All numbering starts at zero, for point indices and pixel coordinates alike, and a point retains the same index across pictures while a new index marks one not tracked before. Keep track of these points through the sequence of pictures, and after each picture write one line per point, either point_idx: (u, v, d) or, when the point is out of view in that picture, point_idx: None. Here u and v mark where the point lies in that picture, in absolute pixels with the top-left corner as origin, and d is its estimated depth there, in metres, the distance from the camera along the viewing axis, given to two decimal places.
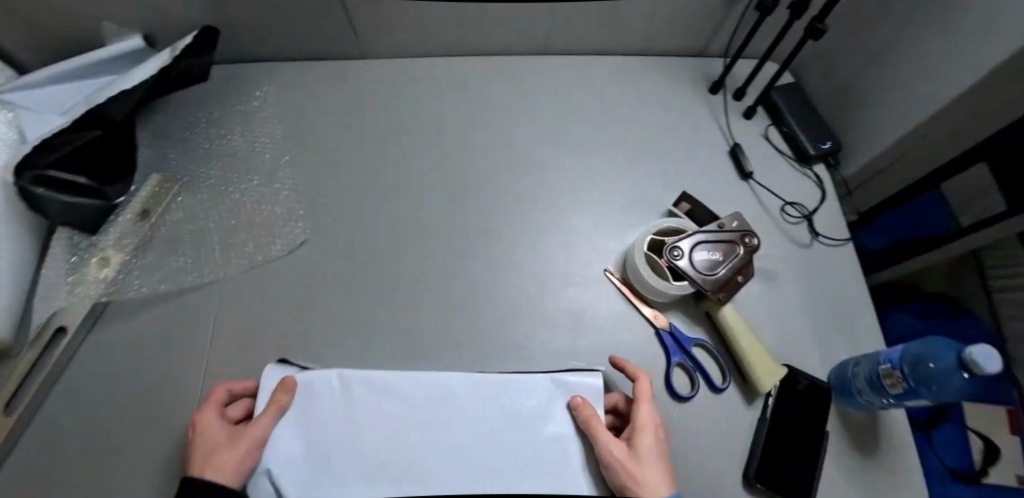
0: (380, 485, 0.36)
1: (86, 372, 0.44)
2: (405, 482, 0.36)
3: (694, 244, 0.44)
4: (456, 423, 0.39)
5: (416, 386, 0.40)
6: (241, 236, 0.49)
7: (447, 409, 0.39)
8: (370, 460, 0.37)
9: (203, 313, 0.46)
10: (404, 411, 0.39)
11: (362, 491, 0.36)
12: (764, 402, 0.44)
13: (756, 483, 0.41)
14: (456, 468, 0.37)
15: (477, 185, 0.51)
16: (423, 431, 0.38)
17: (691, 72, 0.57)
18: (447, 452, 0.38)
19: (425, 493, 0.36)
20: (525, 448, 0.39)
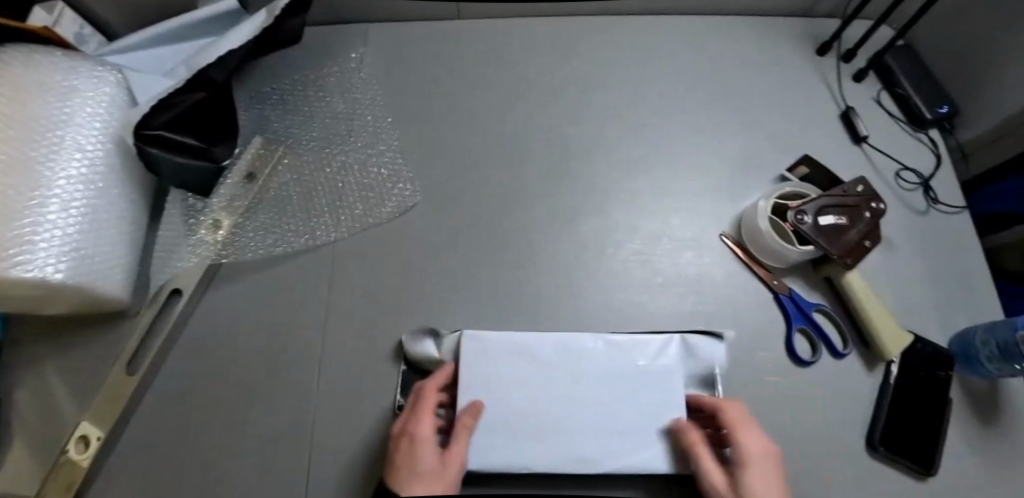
0: (527, 439, 0.37)
1: (213, 328, 0.46)
2: (549, 436, 0.37)
3: (820, 208, 0.44)
4: (591, 384, 0.39)
5: (547, 347, 0.40)
6: (349, 198, 0.49)
7: (583, 370, 0.39)
8: (512, 416, 0.37)
9: (319, 274, 0.46)
10: (539, 373, 0.39)
11: (511, 446, 0.36)
12: (886, 369, 0.43)
13: (881, 446, 0.40)
14: (597, 425, 0.37)
15: (585, 148, 0.50)
16: (558, 389, 0.39)
17: (798, 32, 0.55)
18: (582, 409, 0.38)
19: (570, 444, 0.37)
20: (658, 405, 0.39)
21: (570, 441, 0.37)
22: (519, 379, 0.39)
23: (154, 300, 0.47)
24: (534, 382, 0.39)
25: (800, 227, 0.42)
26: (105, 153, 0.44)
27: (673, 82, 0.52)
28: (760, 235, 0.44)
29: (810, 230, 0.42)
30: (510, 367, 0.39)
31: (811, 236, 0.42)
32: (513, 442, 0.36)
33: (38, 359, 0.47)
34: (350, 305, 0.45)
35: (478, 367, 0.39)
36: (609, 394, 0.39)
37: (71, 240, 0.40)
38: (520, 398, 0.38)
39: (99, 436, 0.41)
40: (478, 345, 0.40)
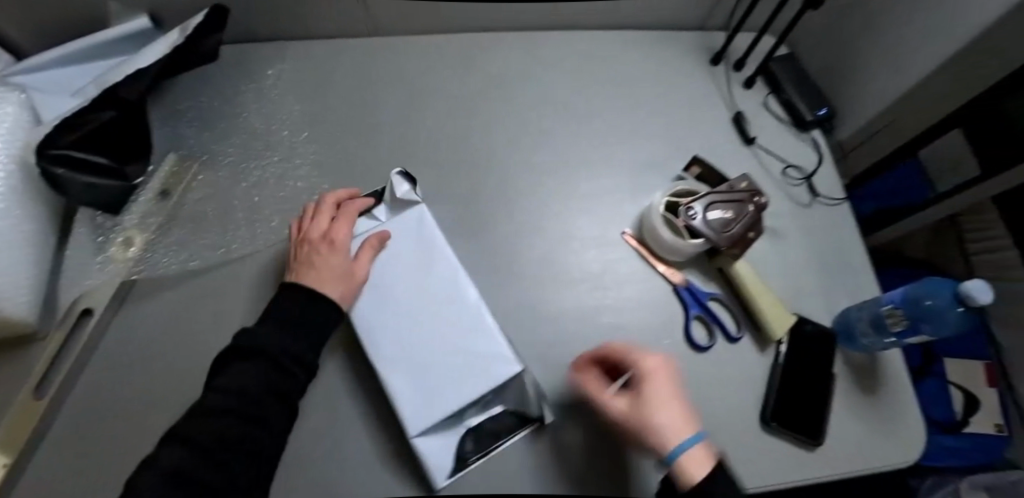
0: (390, 331, 0.40)
1: (124, 348, 0.45)
2: (409, 343, 0.40)
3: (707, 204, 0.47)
4: (464, 315, 0.41)
5: (451, 272, 0.43)
6: (268, 210, 0.50)
7: (466, 293, 0.42)
8: (390, 313, 0.41)
9: (235, 287, 0.47)
10: (430, 289, 0.42)
11: (375, 329, 0.41)
12: (776, 349, 0.47)
13: (772, 420, 0.43)
14: (405, 356, 0.39)
15: (497, 156, 0.52)
16: (441, 305, 0.42)
17: (693, 45, 0.60)
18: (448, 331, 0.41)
19: (421, 352, 0.40)
20: (468, 375, 0.38)
21: (417, 357, 0.39)
22: (389, 289, 0.42)
23: (66, 322, 0.46)
24: (396, 299, 0.42)
25: (690, 223, 0.46)
26: (7, 173, 0.43)
27: (579, 93, 0.56)
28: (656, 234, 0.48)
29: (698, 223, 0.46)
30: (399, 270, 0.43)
31: (700, 230, 0.46)
32: (379, 331, 0.40)
33: None
34: (266, 316, 0.46)
35: (397, 233, 0.45)
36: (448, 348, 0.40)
37: None
38: (409, 300, 0.42)
39: (2, 464, 0.39)
40: (413, 229, 0.45)
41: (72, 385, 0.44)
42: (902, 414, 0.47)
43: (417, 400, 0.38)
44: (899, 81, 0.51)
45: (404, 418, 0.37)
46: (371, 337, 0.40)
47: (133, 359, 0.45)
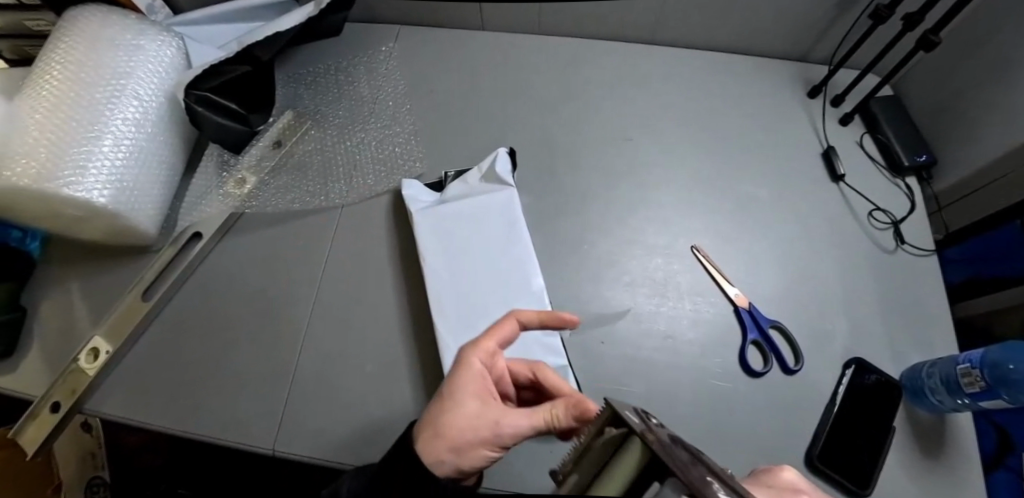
0: (455, 292, 0.44)
1: (222, 271, 0.51)
2: (473, 307, 0.43)
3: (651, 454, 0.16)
4: (525, 293, 0.44)
5: (520, 254, 0.46)
6: (363, 168, 0.54)
7: (531, 274, 0.45)
8: (459, 276, 0.45)
9: (323, 233, 0.51)
10: (499, 262, 0.45)
11: (443, 284, 0.44)
12: (835, 390, 0.45)
13: (819, 462, 0.42)
14: (459, 310, 0.43)
15: (579, 153, 0.54)
16: (507, 280, 0.44)
17: (792, 75, 0.60)
18: (508, 305, 0.44)
19: (481, 317, 0.43)
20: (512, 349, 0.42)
21: (476, 320, 0.43)
22: (461, 251, 0.46)
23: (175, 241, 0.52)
24: (465, 260, 0.45)
25: None
26: (160, 104, 0.51)
27: (666, 106, 0.57)
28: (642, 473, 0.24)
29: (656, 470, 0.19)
30: (475, 235, 0.47)
31: None
32: (445, 289, 0.44)
33: (68, 279, 0.55)
34: (345, 264, 0.50)
35: (486, 205, 0.48)
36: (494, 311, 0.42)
37: (118, 172, 0.46)
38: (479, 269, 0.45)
39: (107, 351, 0.48)
40: (495, 207, 0.48)
41: (175, 294, 0.51)
42: (966, 486, 0.44)
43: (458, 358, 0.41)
44: (1016, 136, 0.48)
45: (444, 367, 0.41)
46: (431, 287, 0.44)
47: (229, 282, 0.51)
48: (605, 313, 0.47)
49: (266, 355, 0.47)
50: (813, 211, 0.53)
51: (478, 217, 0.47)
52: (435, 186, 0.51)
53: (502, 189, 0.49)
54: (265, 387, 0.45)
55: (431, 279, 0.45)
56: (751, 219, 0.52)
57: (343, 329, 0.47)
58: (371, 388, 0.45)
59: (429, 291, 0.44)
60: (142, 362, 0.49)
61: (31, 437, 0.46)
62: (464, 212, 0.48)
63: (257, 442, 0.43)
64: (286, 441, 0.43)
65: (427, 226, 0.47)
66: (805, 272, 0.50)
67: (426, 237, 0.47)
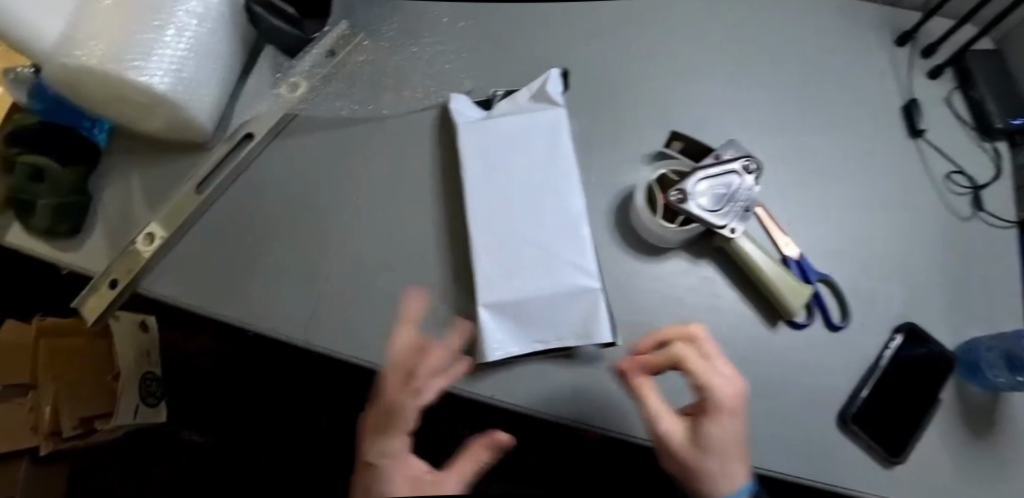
0: (497, 207, 0.43)
1: (270, 173, 0.53)
2: (511, 225, 0.42)
3: (703, 177, 0.43)
4: (569, 219, 0.42)
5: (568, 180, 0.44)
6: (413, 82, 0.53)
7: (575, 200, 0.43)
8: (501, 193, 0.44)
9: (366, 144, 0.52)
10: (546, 185, 0.44)
11: (485, 200, 0.43)
12: (879, 354, 0.43)
13: (851, 422, 0.41)
14: (499, 225, 0.42)
15: (636, 82, 0.51)
16: (550, 203, 0.43)
17: (881, 20, 0.54)
18: (550, 227, 0.42)
19: (521, 235, 0.42)
20: (546, 270, 0.41)
21: (515, 238, 0.42)
22: (507, 168, 0.45)
23: (228, 141, 0.54)
24: (509, 176, 0.44)
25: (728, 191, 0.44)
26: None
27: (735, 42, 0.53)
28: (655, 234, 0.44)
29: (735, 202, 0.43)
30: (522, 152, 0.45)
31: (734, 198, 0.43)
32: (487, 204, 0.43)
33: (128, 169, 0.57)
34: (387, 175, 0.50)
35: (536, 124, 0.46)
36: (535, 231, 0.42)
37: (178, 62, 0.47)
38: (523, 190, 0.44)
39: (162, 236, 0.51)
40: (546, 128, 0.46)
41: (223, 191, 0.53)
42: (1007, 464, 0.41)
43: (494, 273, 0.41)
44: None
45: (479, 280, 0.41)
46: (472, 203, 0.43)
47: (276, 184, 0.52)
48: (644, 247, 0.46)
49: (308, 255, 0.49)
50: (882, 167, 0.49)
51: (523, 136, 0.46)
52: (483, 104, 0.50)
53: (551, 108, 0.47)
54: (303, 285, 0.48)
55: (474, 193, 0.44)
56: (813, 169, 0.49)
57: (381, 236, 0.48)
58: (404, 294, 0.46)
59: (469, 204, 0.43)
60: (193, 251, 0.52)
61: (92, 308, 0.51)
62: (513, 130, 0.46)
63: (290, 334, 0.46)
64: (318, 337, 0.46)
65: (472, 142, 0.46)
66: (866, 229, 0.47)
67: (472, 151, 0.46)
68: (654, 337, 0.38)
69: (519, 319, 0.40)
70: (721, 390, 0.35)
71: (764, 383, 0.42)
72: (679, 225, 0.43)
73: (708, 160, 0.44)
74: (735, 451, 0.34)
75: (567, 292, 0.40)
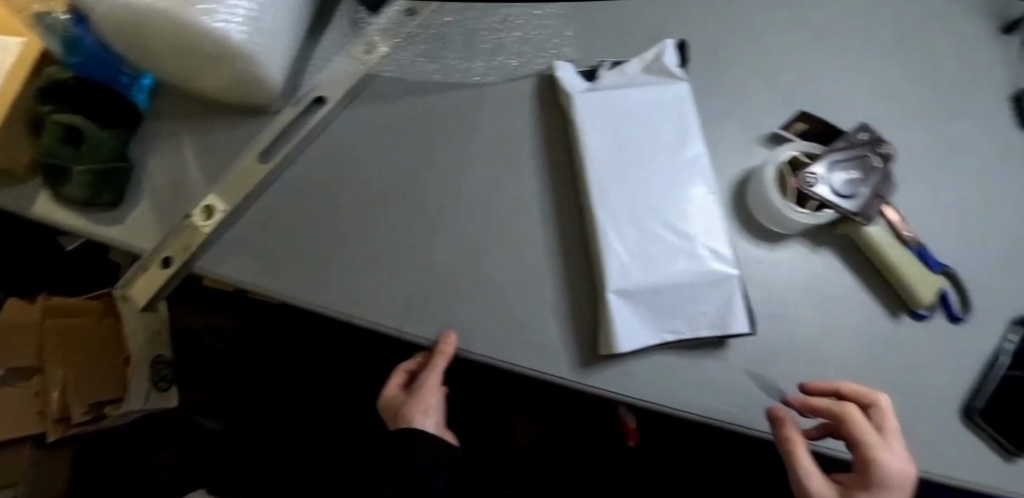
0: (620, 187, 0.40)
1: (344, 141, 0.48)
2: (636, 207, 0.39)
3: (838, 161, 0.41)
4: (698, 202, 0.40)
5: (692, 162, 0.41)
6: (507, 46, 0.48)
7: (701, 183, 0.40)
8: (625, 172, 0.40)
9: (456, 112, 0.47)
10: (670, 165, 0.40)
11: (609, 178, 0.40)
12: (1002, 347, 0.42)
13: (976, 415, 0.40)
14: (627, 208, 0.39)
15: (748, 58, 0.48)
16: (679, 185, 0.40)
17: (986, 9, 0.53)
18: (679, 211, 0.39)
19: (649, 216, 0.39)
20: (678, 256, 0.38)
21: (643, 222, 0.39)
22: (632, 143, 0.41)
23: (297, 103, 0.48)
24: (634, 153, 0.40)
25: (863, 179, 0.41)
26: None
27: (844, 22, 0.51)
28: (783, 221, 0.42)
29: (870, 187, 0.40)
30: (646, 127, 0.41)
31: (871, 186, 0.40)
32: (610, 184, 0.40)
33: (178, 133, 0.52)
34: (480, 147, 0.46)
35: (656, 98, 0.42)
36: (666, 215, 0.39)
37: (256, 10, 0.40)
38: (649, 171, 0.40)
39: (224, 210, 0.47)
40: (670, 104, 0.42)
41: (292, 162, 0.48)
42: None
43: (626, 260, 0.38)
44: None
45: (608, 267, 0.38)
46: (595, 182, 0.40)
47: (352, 155, 0.48)
48: (763, 235, 0.44)
49: (395, 233, 0.45)
50: (994, 157, 0.48)
51: (643, 110, 0.42)
52: (588, 74, 0.46)
53: (673, 82, 0.43)
54: (393, 266, 0.44)
55: (596, 173, 0.40)
56: (929, 157, 0.47)
57: (478, 212, 0.44)
58: (507, 278, 0.42)
59: (592, 185, 0.40)
60: (260, 226, 0.47)
61: (143, 289, 0.47)
62: (635, 102, 0.42)
63: (385, 319, 0.43)
64: (415, 322, 0.42)
65: (588, 114, 0.42)
66: (983, 221, 0.46)
67: (590, 126, 0.42)
68: (832, 389, 0.38)
69: (648, 307, 0.37)
70: (899, 464, 0.35)
71: (884, 374, 0.42)
72: (813, 211, 0.41)
73: (840, 144, 0.41)
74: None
75: (704, 280, 0.38)
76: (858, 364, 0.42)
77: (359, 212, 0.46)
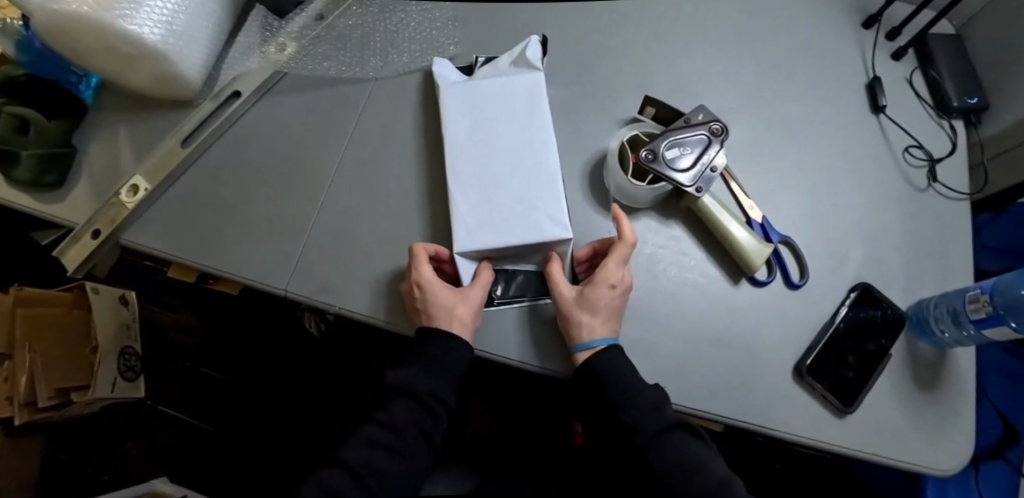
0: (474, 163, 0.46)
1: (254, 130, 0.54)
2: (485, 179, 0.45)
3: (673, 138, 0.45)
4: (543, 175, 0.45)
5: (543, 140, 0.46)
6: (399, 46, 0.55)
7: (548, 158, 0.45)
8: (480, 151, 0.46)
9: (353, 103, 0.54)
10: (522, 144, 0.46)
11: (466, 155, 0.46)
12: (835, 311, 0.45)
13: (804, 372, 0.43)
14: (477, 181, 0.45)
15: (612, 53, 0.53)
16: (527, 161, 0.45)
17: (849, 3, 0.56)
18: (524, 182, 0.45)
19: (495, 186, 0.45)
20: (518, 221, 0.43)
21: (490, 192, 0.45)
22: (487, 126, 0.47)
23: (214, 97, 0.55)
24: (488, 133, 0.46)
25: (696, 154, 0.45)
26: None
27: (708, 19, 0.55)
28: (627, 194, 0.46)
29: (702, 162, 0.44)
30: (501, 111, 0.47)
31: (703, 160, 0.44)
32: (464, 162, 0.46)
33: (117, 124, 0.58)
34: (370, 135, 0.53)
35: (515, 86, 0.48)
36: (512, 186, 0.44)
37: (167, 14, 0.46)
38: (502, 149, 0.46)
39: (146, 188, 0.52)
40: (527, 91, 0.48)
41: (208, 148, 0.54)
42: (952, 417, 0.44)
43: (471, 224, 0.44)
44: None
45: (454, 228, 0.44)
46: (451, 157, 0.46)
47: (261, 142, 0.54)
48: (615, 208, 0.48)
49: (291, 209, 0.51)
50: (844, 139, 0.51)
51: (502, 97, 0.48)
52: (465, 68, 0.53)
53: (531, 72, 0.49)
54: (284, 240, 0.50)
55: (453, 150, 0.47)
56: (778, 140, 0.51)
57: (364, 190, 0.51)
58: (383, 247, 0.49)
59: (448, 161, 0.46)
60: (176, 205, 0.53)
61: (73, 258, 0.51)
62: (494, 90, 0.48)
63: (275, 283, 0.48)
64: (301, 285, 0.48)
65: (454, 101, 0.48)
66: (826, 197, 0.49)
67: (454, 111, 0.48)
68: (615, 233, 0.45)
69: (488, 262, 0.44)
70: (616, 276, 0.42)
71: (721, 335, 0.45)
72: (650, 184, 0.45)
73: (678, 124, 0.45)
74: (587, 317, 0.41)
75: (539, 241, 0.43)
76: (699, 326, 0.45)
77: (262, 191, 0.52)
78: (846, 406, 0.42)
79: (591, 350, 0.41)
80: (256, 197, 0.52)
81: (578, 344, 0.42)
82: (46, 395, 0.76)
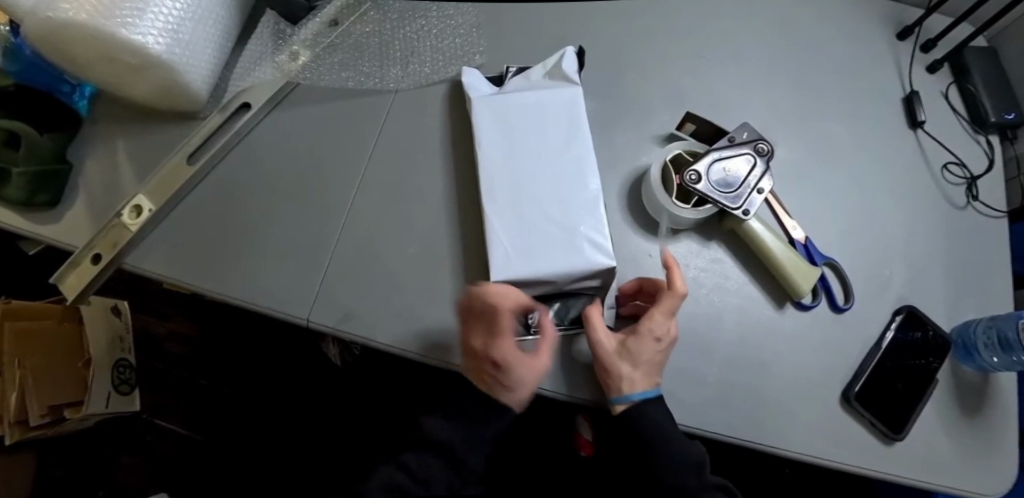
0: (510, 184, 0.43)
1: (266, 145, 0.51)
2: (523, 202, 0.43)
3: (718, 159, 0.43)
4: (585, 199, 0.43)
5: (580, 161, 0.44)
6: (421, 55, 0.52)
7: (589, 180, 0.43)
8: (516, 171, 0.44)
9: (374, 116, 0.51)
10: (562, 165, 0.44)
11: (501, 175, 0.44)
12: (881, 334, 0.45)
13: (853, 399, 0.42)
14: (516, 203, 0.43)
15: (647, 66, 0.51)
16: (569, 182, 0.43)
17: (884, 14, 0.55)
18: (565, 205, 0.42)
19: (534, 209, 0.42)
20: (565, 248, 0.41)
21: (530, 216, 0.42)
22: (522, 143, 0.44)
23: (222, 109, 0.51)
24: (523, 152, 0.44)
25: (743, 175, 0.43)
26: None
27: (744, 29, 0.53)
28: (670, 216, 0.44)
29: (749, 183, 0.43)
30: (536, 128, 0.45)
31: (750, 181, 0.43)
32: (502, 183, 0.43)
33: (115, 137, 0.54)
34: (393, 151, 0.50)
35: (548, 100, 0.46)
36: (553, 210, 0.42)
37: (174, 21, 0.42)
38: (541, 169, 0.44)
39: (149, 209, 0.48)
40: (561, 107, 0.46)
41: (216, 165, 0.51)
42: (997, 441, 0.43)
43: (510, 250, 0.42)
44: None
45: (492, 255, 0.41)
46: (485, 177, 0.44)
47: (274, 158, 0.51)
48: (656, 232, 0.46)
49: (311, 232, 0.48)
50: (884, 155, 0.50)
51: (538, 112, 0.45)
52: (495, 79, 0.50)
53: (568, 86, 0.46)
54: (304, 263, 0.47)
55: (488, 169, 0.44)
56: (819, 156, 0.50)
57: (389, 212, 0.48)
58: (411, 272, 0.46)
59: (482, 181, 0.44)
60: (182, 225, 0.49)
61: (72, 284, 0.48)
62: (529, 105, 0.45)
63: (296, 311, 0.46)
64: (325, 314, 0.45)
65: (484, 116, 0.45)
66: (869, 216, 0.48)
67: (485, 128, 0.45)
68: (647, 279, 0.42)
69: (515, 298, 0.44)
70: (662, 328, 0.39)
71: (769, 363, 0.44)
72: (695, 206, 0.44)
73: (722, 143, 0.44)
74: (627, 370, 0.39)
75: (586, 268, 0.41)
76: (745, 351, 0.44)
77: (279, 212, 0.49)
78: (894, 434, 0.42)
79: (629, 403, 0.40)
80: (273, 219, 0.49)
81: (619, 396, 0.40)
82: (38, 413, 0.70)
